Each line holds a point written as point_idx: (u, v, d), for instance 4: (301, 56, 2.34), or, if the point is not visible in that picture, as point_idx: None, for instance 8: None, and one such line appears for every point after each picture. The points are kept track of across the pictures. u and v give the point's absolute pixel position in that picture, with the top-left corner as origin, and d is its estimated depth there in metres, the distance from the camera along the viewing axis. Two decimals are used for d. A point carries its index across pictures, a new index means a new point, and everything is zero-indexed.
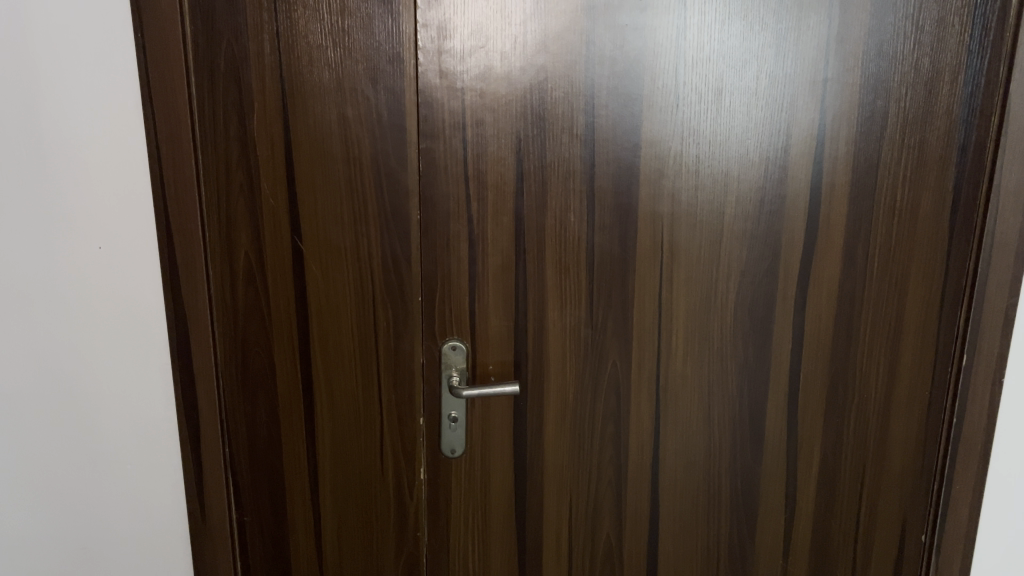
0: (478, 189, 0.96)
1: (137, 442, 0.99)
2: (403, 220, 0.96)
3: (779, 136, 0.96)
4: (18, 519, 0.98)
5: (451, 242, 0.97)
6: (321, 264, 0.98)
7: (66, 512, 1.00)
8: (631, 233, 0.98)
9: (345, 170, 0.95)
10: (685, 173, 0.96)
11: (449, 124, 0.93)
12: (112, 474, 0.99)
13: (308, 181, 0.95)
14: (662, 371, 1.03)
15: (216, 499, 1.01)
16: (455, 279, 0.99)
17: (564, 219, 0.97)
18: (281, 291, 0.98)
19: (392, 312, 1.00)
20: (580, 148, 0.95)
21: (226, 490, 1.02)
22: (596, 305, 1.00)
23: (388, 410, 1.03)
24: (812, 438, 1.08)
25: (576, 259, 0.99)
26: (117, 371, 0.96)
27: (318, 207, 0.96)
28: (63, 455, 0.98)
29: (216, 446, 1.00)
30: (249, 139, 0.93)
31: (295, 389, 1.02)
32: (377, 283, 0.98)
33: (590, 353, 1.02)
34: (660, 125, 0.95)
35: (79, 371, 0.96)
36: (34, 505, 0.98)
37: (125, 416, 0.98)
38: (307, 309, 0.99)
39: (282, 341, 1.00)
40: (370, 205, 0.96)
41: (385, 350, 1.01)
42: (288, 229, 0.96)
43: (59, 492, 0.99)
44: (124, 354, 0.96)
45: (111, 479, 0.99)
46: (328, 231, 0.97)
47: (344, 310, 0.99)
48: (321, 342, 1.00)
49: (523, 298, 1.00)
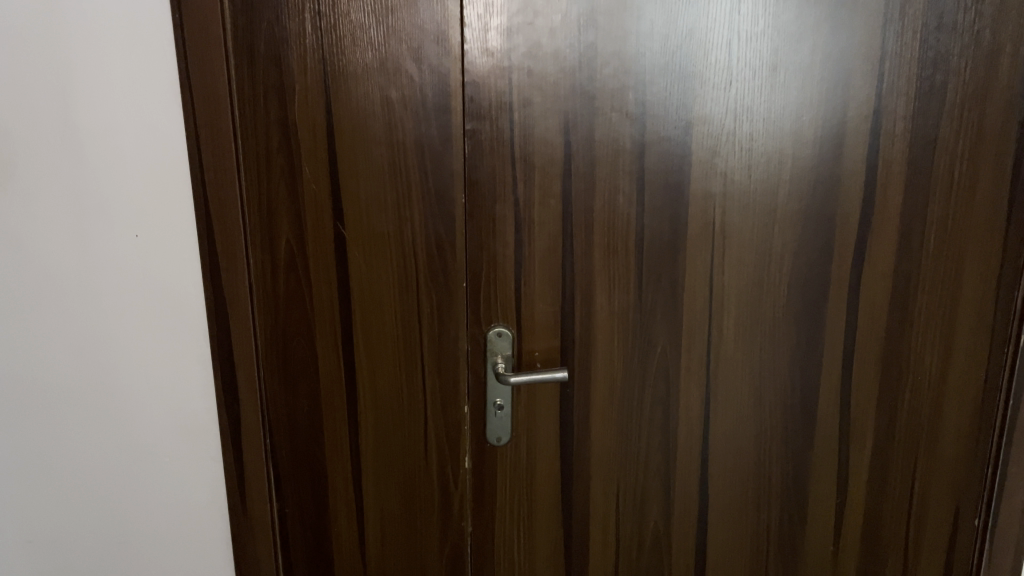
0: (525, 171, 0.93)
1: (176, 435, 0.97)
2: (448, 204, 0.94)
3: (834, 114, 0.93)
4: (60, 506, 0.98)
5: (496, 226, 0.95)
6: (364, 250, 0.95)
7: (107, 503, 0.99)
8: (682, 215, 0.96)
9: (388, 153, 0.92)
10: (737, 151, 0.94)
11: (495, 105, 0.91)
12: (151, 465, 0.98)
13: (351, 166, 0.92)
14: (712, 355, 1.01)
15: (258, 490, 0.99)
16: (500, 264, 0.96)
17: (613, 201, 0.95)
18: (323, 278, 0.96)
19: (436, 299, 0.97)
20: (630, 127, 0.92)
21: (268, 480, 1.00)
22: (645, 288, 0.98)
23: (432, 398, 1.01)
24: (865, 423, 1.05)
25: (625, 242, 0.96)
26: (156, 360, 0.94)
27: (360, 192, 0.93)
28: (103, 444, 0.97)
29: (258, 437, 0.98)
30: (291, 122, 0.91)
31: (337, 378, 1.00)
32: (421, 269, 0.96)
33: (638, 338, 1.00)
34: (712, 103, 0.92)
35: (117, 361, 0.94)
36: (76, 492, 0.98)
37: (165, 406, 0.96)
38: (349, 296, 0.97)
39: (324, 330, 0.98)
40: (414, 189, 0.93)
41: (429, 336, 0.99)
42: (330, 215, 0.94)
43: (99, 481, 0.98)
44: (163, 344, 0.94)
45: (150, 470, 0.98)
46: (371, 215, 0.94)
47: (387, 297, 0.97)
48: (364, 330, 0.98)
49: (569, 283, 0.97)
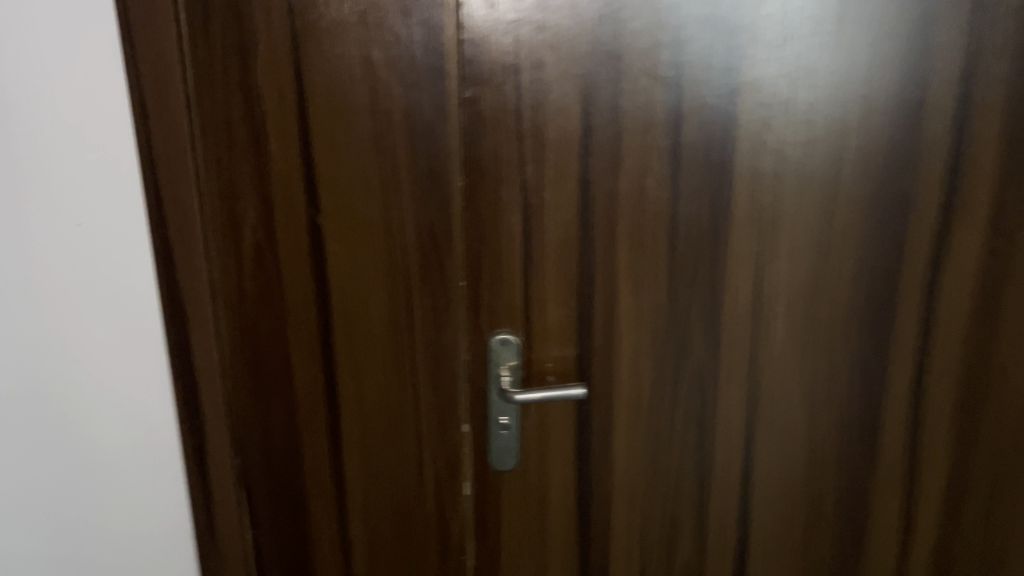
0: (535, 148, 0.78)
1: (133, 459, 0.82)
2: (443, 188, 0.79)
3: (914, 78, 0.76)
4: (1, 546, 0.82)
5: (501, 213, 0.80)
6: (344, 241, 0.81)
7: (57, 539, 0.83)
8: (725, 200, 0.79)
9: (371, 126, 0.77)
10: (794, 123, 0.77)
11: (500, 67, 0.75)
12: (107, 494, 0.82)
13: (327, 142, 0.78)
14: (757, 367, 0.85)
15: (226, 518, 0.86)
16: (506, 258, 0.81)
17: (641, 183, 0.79)
18: (297, 274, 0.82)
19: (430, 300, 0.82)
20: (662, 94, 0.76)
21: (238, 507, 0.86)
22: (678, 288, 0.82)
23: (426, 414, 0.86)
24: (937, 446, 0.89)
25: (655, 233, 0.80)
26: (106, 372, 0.79)
27: (339, 173, 0.78)
28: (50, 471, 0.81)
29: (225, 460, 0.83)
30: (255, 88, 0.76)
31: (315, 390, 0.86)
32: (412, 264, 0.81)
33: (671, 347, 0.84)
34: (764, 65, 0.75)
35: (63, 371, 0.78)
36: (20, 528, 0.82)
37: (119, 425, 0.80)
38: (328, 296, 0.82)
39: (299, 335, 0.84)
40: (402, 169, 0.78)
41: (422, 343, 0.84)
42: (304, 201, 0.79)
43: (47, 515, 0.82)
44: (114, 352, 0.78)
45: (105, 501, 0.82)
46: (351, 201, 0.79)
47: (372, 297, 0.82)
48: (346, 336, 0.84)
49: (587, 281, 0.82)
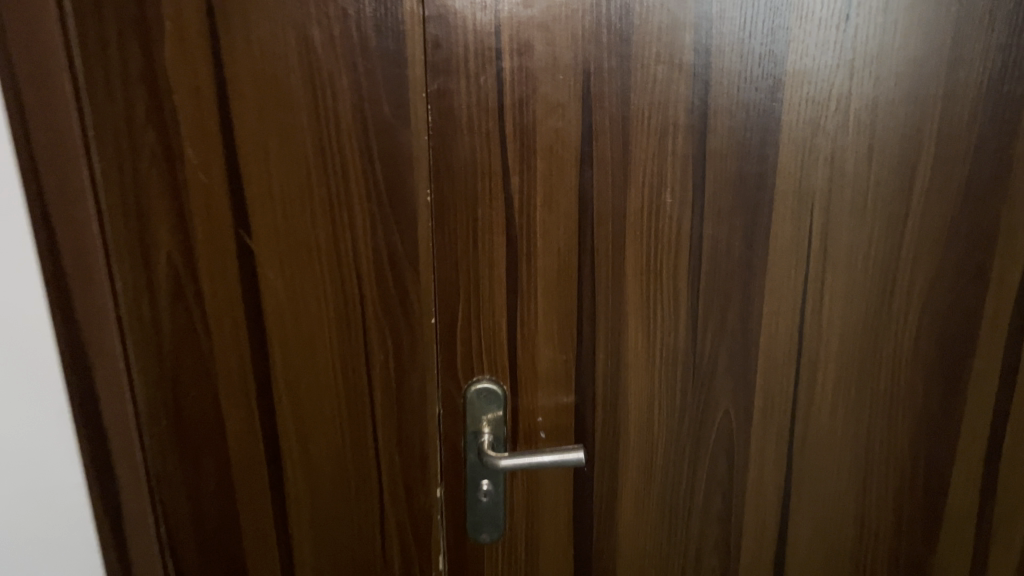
0: (523, 156, 0.61)
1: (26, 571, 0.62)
2: (407, 205, 0.62)
3: (1007, 68, 0.60)
4: None
5: (480, 236, 0.63)
6: (283, 268, 0.64)
7: None
8: (763, 223, 0.63)
9: (313, 128, 0.60)
10: (853, 127, 0.60)
11: (476, 51, 0.58)
12: None
13: (258, 147, 0.61)
14: (799, 423, 0.69)
15: None
16: (486, 291, 0.65)
17: (657, 199, 0.62)
18: (225, 312, 0.65)
19: (392, 341, 0.66)
20: (686, 88, 0.59)
21: None
22: (702, 327, 0.66)
23: (390, 477, 0.70)
24: (1011, 512, 0.74)
25: (674, 261, 0.64)
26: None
27: (273, 187, 0.62)
28: None
29: (142, 537, 0.67)
30: (161, 80, 0.59)
31: (254, 450, 0.70)
32: (369, 299, 0.65)
33: (691, 400, 0.68)
34: (818, 50, 0.58)
35: None
36: None
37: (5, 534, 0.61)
38: (265, 336, 0.66)
39: (232, 385, 0.68)
40: (353, 182, 0.62)
41: (383, 394, 0.67)
42: (231, 221, 0.63)
43: None
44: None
45: None
46: (290, 220, 0.63)
47: (320, 338, 0.66)
48: (289, 385, 0.68)
49: (588, 319, 0.66)
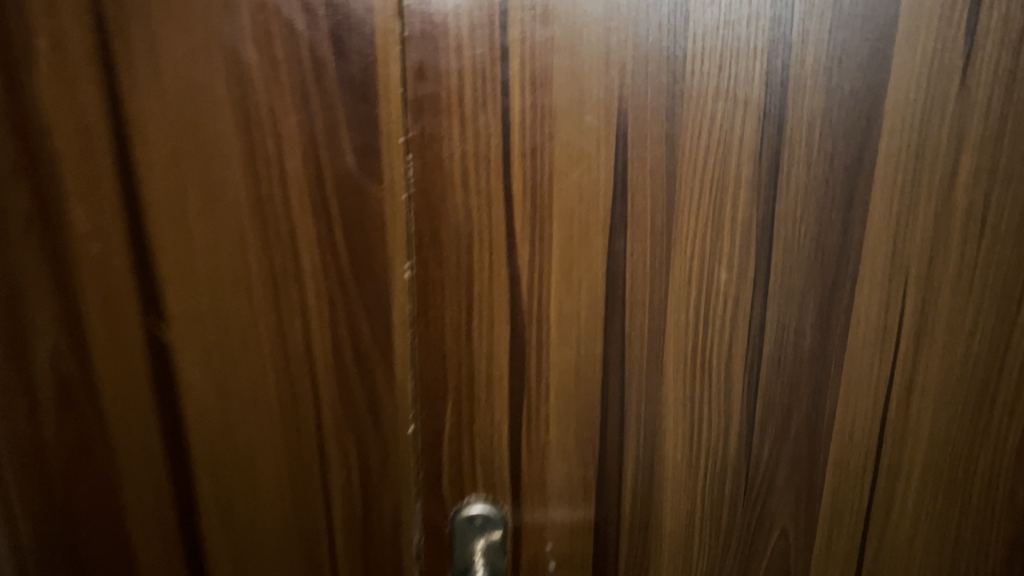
0: (534, 219, 0.45)
1: None
2: (377, 284, 0.46)
3: None
4: None
5: (476, 323, 0.48)
6: (209, 363, 0.49)
7: None
8: (842, 306, 0.48)
9: (247, 184, 0.45)
10: (959, 189, 0.47)
11: (473, 85, 0.42)
12: None
13: (171, 208, 0.45)
14: (871, 542, 0.55)
15: None
16: (483, 394, 0.49)
17: (710, 278, 0.47)
18: (134, 416, 0.50)
19: (356, 454, 0.50)
20: (754, 136, 0.44)
21: None
22: (760, 434, 0.51)
23: None
24: None
25: (727, 353, 0.49)
26: None
27: (195, 261, 0.46)
28: None
29: None
30: (33, 119, 0.43)
31: None
32: (326, 404, 0.49)
33: (742, 524, 0.53)
34: (923, 91, 0.44)
35: None
36: None
37: None
38: (188, 449, 0.51)
39: (145, 506, 0.52)
40: (303, 255, 0.46)
41: (345, 519, 0.52)
42: (136, 300, 0.47)
43: None
44: None
45: None
46: (219, 301, 0.47)
47: (262, 452, 0.51)
48: (219, 509, 0.52)
49: (614, 425, 0.50)
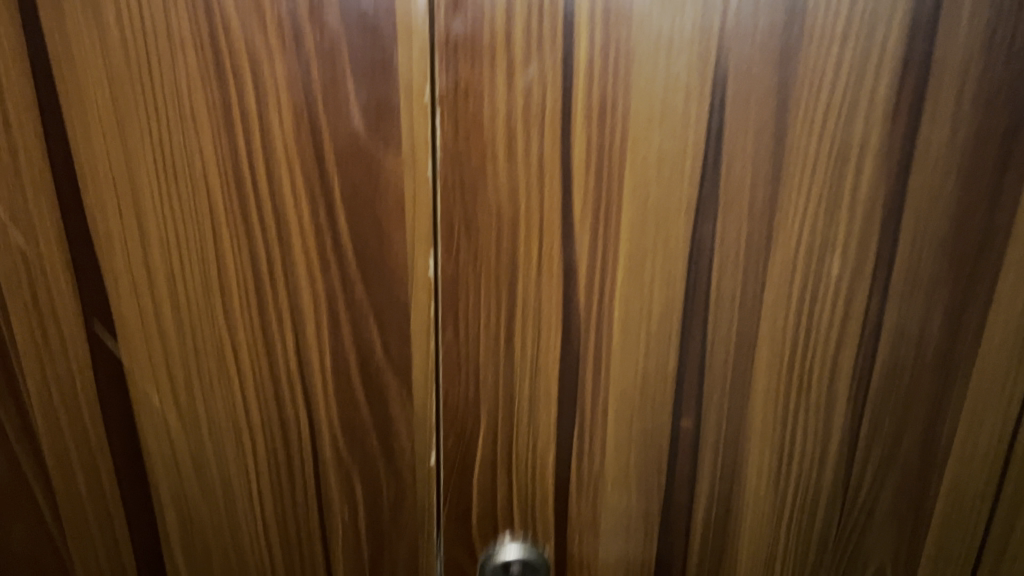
0: (603, 198, 0.35)
1: None
2: (392, 283, 0.36)
3: None
4: None
5: (520, 329, 0.37)
6: (176, 383, 0.38)
7: None
8: (959, 307, 0.39)
9: (216, 156, 0.33)
10: None
11: (526, 21, 0.31)
12: None
13: (114, 187, 0.34)
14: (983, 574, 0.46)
15: None
16: (526, 416, 0.39)
17: (819, 271, 0.37)
18: (76, 454, 0.39)
19: (365, 492, 0.40)
20: (889, 92, 0.33)
21: None
22: (864, 455, 0.42)
23: None
24: None
25: (832, 364, 0.39)
26: None
27: (151, 256, 0.35)
28: None
29: None
30: None
31: None
32: (324, 433, 0.39)
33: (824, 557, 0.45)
34: None
35: None
36: None
37: None
38: (149, 492, 0.40)
39: (97, 555, 0.42)
40: (295, 248, 0.35)
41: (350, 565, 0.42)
42: (75, 307, 0.36)
43: None
44: None
45: None
46: (186, 306, 0.36)
47: (243, 493, 0.40)
48: (191, 557, 0.42)
49: (688, 450, 0.41)
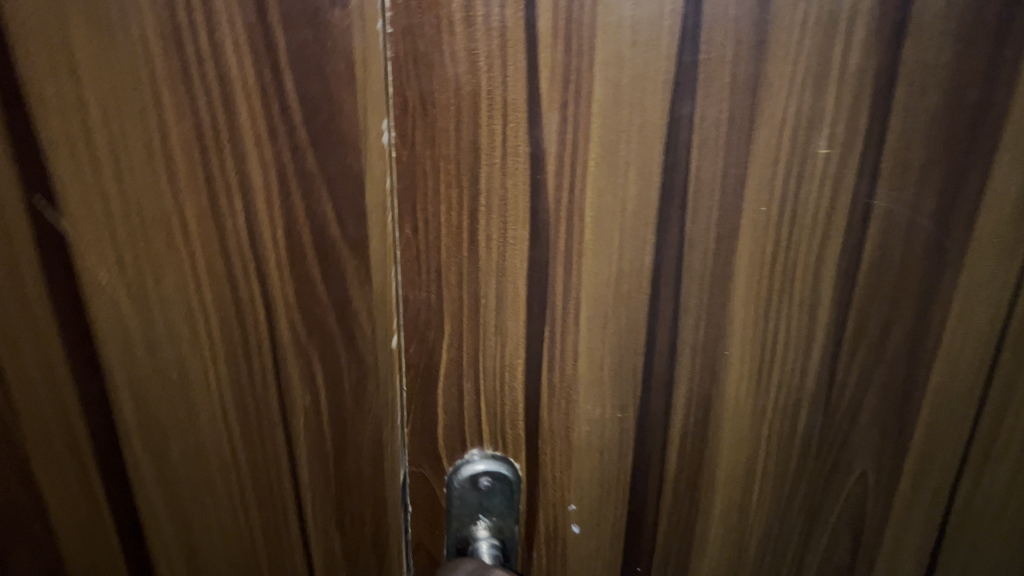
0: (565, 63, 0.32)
1: None
2: (345, 153, 0.34)
3: None
4: None
5: (486, 213, 0.35)
6: (123, 261, 0.36)
7: None
8: (952, 191, 0.36)
9: (151, 5, 0.31)
10: None
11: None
12: None
13: (47, 43, 0.31)
14: (969, 474, 0.45)
15: None
16: (493, 304, 0.37)
17: (798, 151, 0.35)
18: (25, 332, 0.38)
19: (328, 376, 0.39)
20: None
21: None
22: (850, 353, 0.40)
23: (327, 561, 0.45)
24: None
25: (821, 257, 0.37)
26: None
27: (89, 120, 0.33)
28: None
29: None
30: None
31: (98, 534, 0.43)
32: (276, 311, 0.37)
33: (807, 459, 0.43)
34: None
35: None
36: None
37: None
38: (102, 372, 0.39)
39: (51, 446, 0.41)
40: (238, 110, 0.32)
41: (313, 450, 0.41)
42: (14, 177, 0.34)
43: None
44: None
45: None
46: (129, 176, 0.34)
47: (199, 373, 0.39)
48: (147, 443, 0.41)
49: (666, 348, 0.39)
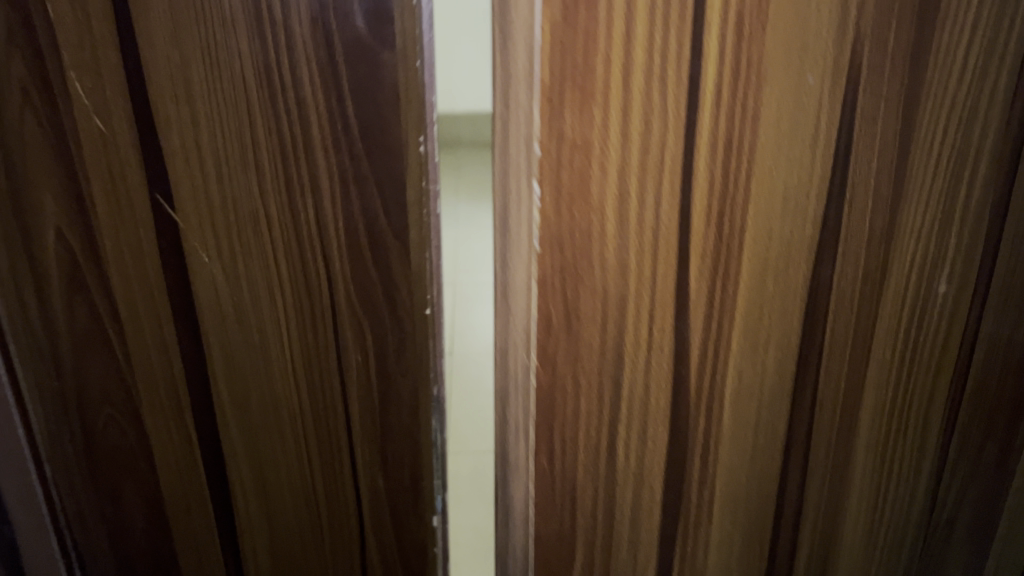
0: (721, 219, 0.46)
1: None
2: (390, 158, 0.45)
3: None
4: None
5: (646, 322, 0.49)
6: (220, 247, 0.47)
7: None
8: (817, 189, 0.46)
9: (252, 49, 0.42)
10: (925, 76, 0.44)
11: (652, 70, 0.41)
12: None
13: (173, 81, 0.43)
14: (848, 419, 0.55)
15: None
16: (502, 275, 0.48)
17: (811, 236, 0.48)
18: (143, 306, 0.48)
19: (375, 337, 0.50)
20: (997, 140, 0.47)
21: None
22: (975, 406, 0.57)
23: (372, 501, 0.55)
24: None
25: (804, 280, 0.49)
26: None
27: (201, 137, 0.44)
28: None
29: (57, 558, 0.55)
30: None
31: (190, 470, 0.54)
32: (338, 286, 0.48)
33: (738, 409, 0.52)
34: None
35: None
36: None
37: None
38: (200, 336, 0.50)
39: (157, 394, 0.51)
40: (313, 127, 0.44)
41: (363, 401, 0.52)
42: (143, 182, 0.45)
43: None
44: None
45: None
46: (228, 180, 0.45)
47: (275, 336, 0.50)
48: (233, 392, 0.51)
49: (805, 410, 0.54)
